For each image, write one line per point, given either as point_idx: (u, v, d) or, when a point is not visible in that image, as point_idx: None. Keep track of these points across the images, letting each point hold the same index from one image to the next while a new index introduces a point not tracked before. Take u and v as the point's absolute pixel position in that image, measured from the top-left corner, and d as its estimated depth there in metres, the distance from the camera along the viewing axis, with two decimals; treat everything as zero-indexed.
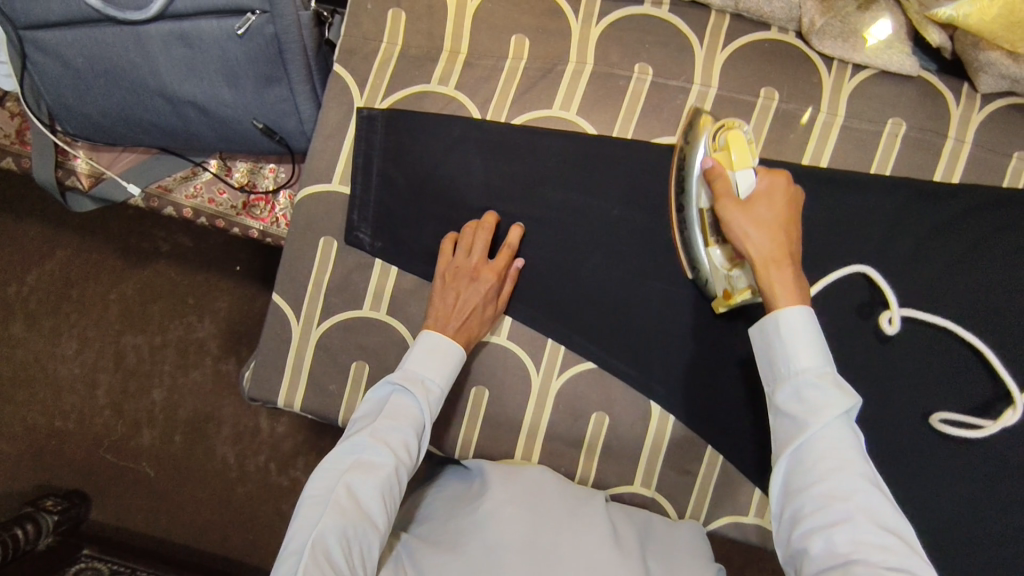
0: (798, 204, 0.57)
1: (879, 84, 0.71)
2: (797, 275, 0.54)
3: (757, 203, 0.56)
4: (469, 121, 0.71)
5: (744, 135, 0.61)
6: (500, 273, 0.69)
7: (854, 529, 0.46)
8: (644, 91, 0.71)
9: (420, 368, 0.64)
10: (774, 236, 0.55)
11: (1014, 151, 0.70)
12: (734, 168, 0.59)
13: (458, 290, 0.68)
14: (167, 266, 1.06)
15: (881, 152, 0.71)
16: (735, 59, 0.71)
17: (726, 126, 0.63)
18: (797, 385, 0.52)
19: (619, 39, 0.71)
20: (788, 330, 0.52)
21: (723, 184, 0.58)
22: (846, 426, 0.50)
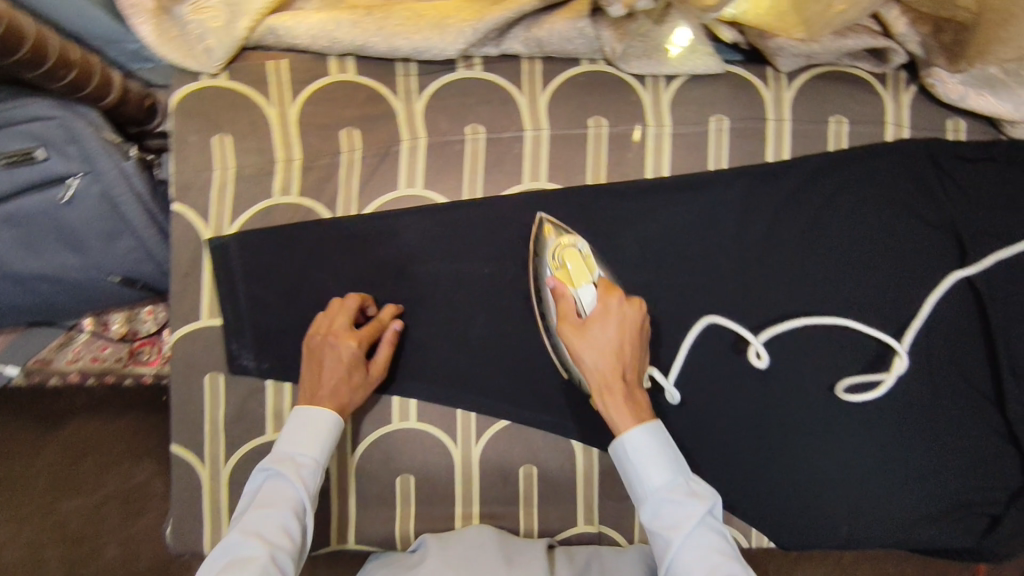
0: (633, 325, 0.62)
1: (693, 88, 0.75)
2: (630, 397, 0.61)
3: (592, 325, 0.62)
4: (321, 223, 0.72)
5: (580, 251, 0.68)
6: (364, 339, 0.68)
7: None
8: (481, 149, 0.73)
9: (288, 449, 0.63)
10: (605, 359, 0.61)
11: (828, 117, 0.75)
12: (575, 285, 0.65)
13: (321, 359, 0.67)
14: (87, 419, 1.02)
15: (713, 149, 0.75)
16: (557, 99, 0.74)
17: (560, 246, 0.68)
18: (653, 507, 0.58)
19: (444, 107, 0.73)
20: (636, 454, 0.59)
21: (566, 302, 0.65)
22: (703, 529, 0.56)
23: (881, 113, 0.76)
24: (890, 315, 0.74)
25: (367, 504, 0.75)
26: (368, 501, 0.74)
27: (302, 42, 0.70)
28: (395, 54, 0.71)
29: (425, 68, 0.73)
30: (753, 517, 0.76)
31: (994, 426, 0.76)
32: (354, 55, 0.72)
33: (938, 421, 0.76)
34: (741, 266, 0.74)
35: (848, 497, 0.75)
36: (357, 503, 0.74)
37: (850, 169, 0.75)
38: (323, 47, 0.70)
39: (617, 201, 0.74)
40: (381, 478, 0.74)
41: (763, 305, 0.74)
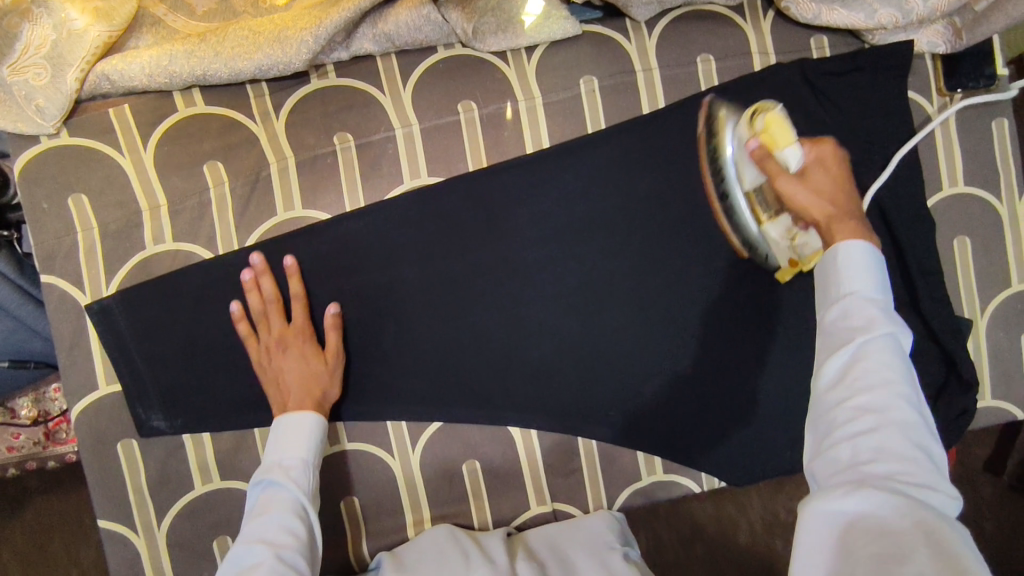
0: (848, 168, 0.56)
1: (555, 55, 0.74)
2: (862, 227, 0.52)
3: (813, 173, 0.55)
4: (203, 265, 0.69)
5: (782, 114, 0.57)
6: (306, 330, 0.67)
7: (892, 443, 0.42)
8: (354, 157, 0.71)
9: (274, 453, 0.63)
10: (832, 197, 0.53)
11: (695, 58, 0.75)
12: (779, 147, 0.55)
13: (277, 367, 0.66)
14: (44, 498, 0.97)
15: (588, 111, 0.74)
16: (421, 91, 0.72)
17: (759, 111, 0.59)
18: (848, 304, 0.46)
19: (306, 121, 0.70)
20: (845, 259, 0.48)
21: (773, 163, 0.55)
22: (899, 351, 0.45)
23: (745, 44, 0.76)
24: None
25: None
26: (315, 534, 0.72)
27: (139, 83, 0.67)
28: (239, 76, 0.68)
29: (276, 86, 0.70)
30: (703, 465, 0.75)
31: (912, 326, 0.77)
32: (199, 86, 0.69)
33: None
34: (637, 220, 0.74)
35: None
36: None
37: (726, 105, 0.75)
38: (162, 84, 0.67)
39: (503, 182, 0.73)
40: (322, 507, 0.72)
41: (665, 255, 0.74)
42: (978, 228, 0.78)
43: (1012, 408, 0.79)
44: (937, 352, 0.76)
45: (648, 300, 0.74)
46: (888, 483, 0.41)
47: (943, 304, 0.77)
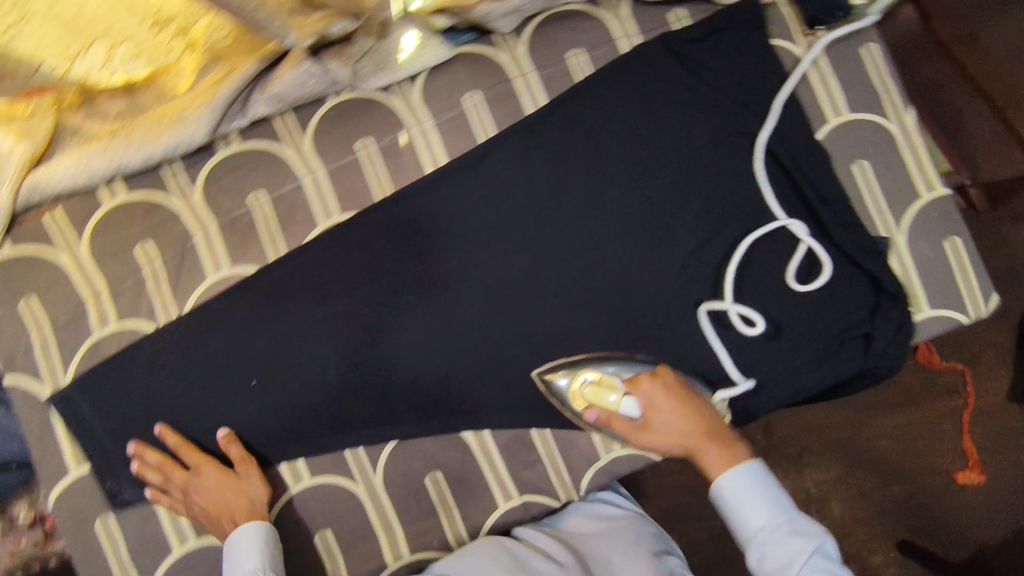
0: (677, 388, 0.72)
1: (435, 79, 0.79)
2: (715, 443, 0.70)
3: (655, 420, 0.71)
4: (149, 337, 0.74)
5: (602, 376, 0.74)
6: (207, 461, 0.72)
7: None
8: (270, 210, 0.76)
9: (241, 572, 0.66)
10: (681, 433, 0.70)
11: (564, 54, 0.80)
12: (615, 409, 0.72)
13: (198, 500, 0.71)
14: None
15: (476, 123, 0.79)
16: (319, 138, 0.78)
17: (578, 377, 0.75)
18: (762, 545, 0.64)
19: (221, 188, 0.76)
20: (735, 496, 0.66)
21: (617, 421, 0.72)
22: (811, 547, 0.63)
23: (607, 32, 0.81)
24: (688, 203, 0.80)
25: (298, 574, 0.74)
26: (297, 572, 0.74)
27: (65, 185, 0.74)
28: (152, 160, 0.74)
29: (188, 162, 0.76)
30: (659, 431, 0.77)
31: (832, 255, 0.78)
32: (119, 178, 0.76)
33: (780, 272, 0.78)
34: (542, 213, 0.79)
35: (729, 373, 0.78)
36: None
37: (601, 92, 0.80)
38: (86, 181, 0.74)
39: (410, 205, 0.78)
40: (301, 545, 0.75)
41: (574, 238, 0.80)
42: (873, 150, 0.81)
43: (954, 314, 0.79)
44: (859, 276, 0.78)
45: (568, 282, 0.79)
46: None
47: (853, 226, 0.79)
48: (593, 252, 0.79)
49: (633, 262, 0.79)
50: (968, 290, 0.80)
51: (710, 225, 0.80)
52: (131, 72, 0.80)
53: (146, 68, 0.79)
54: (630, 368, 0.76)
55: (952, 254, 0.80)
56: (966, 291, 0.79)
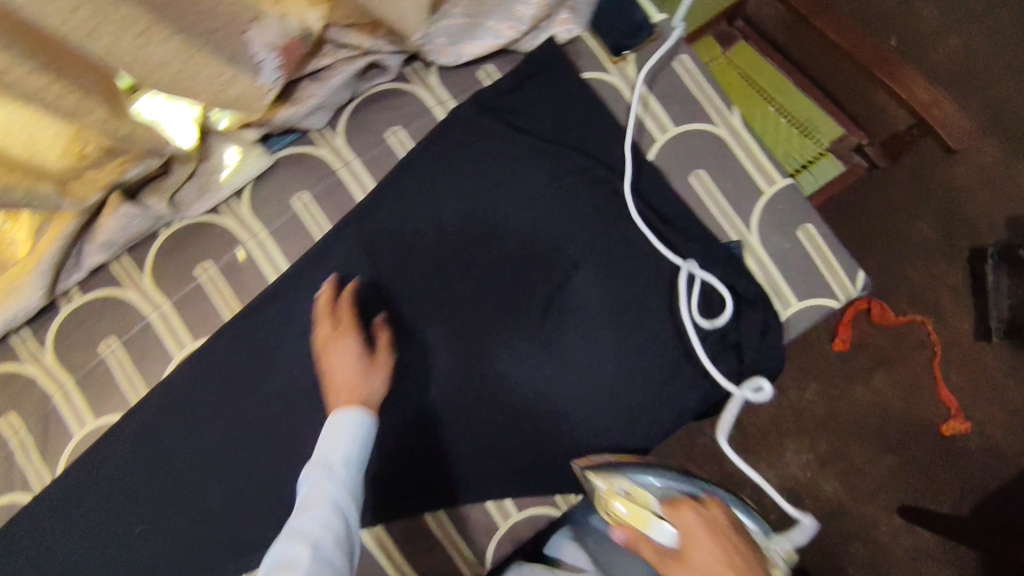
0: (727, 521, 0.56)
1: (261, 187, 0.80)
2: None
3: (693, 553, 0.53)
4: (26, 507, 0.75)
5: (631, 491, 0.59)
6: (352, 326, 0.72)
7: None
8: (122, 354, 0.77)
9: (323, 451, 0.61)
10: None
11: (382, 134, 0.80)
12: (644, 526, 0.57)
13: (328, 357, 0.70)
14: None
15: (309, 221, 0.79)
16: (158, 273, 0.78)
17: (610, 493, 0.60)
18: None
19: (70, 343, 0.77)
20: None
21: (643, 545, 0.57)
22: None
23: (420, 103, 0.81)
24: (535, 250, 0.79)
25: None
26: None
27: None
28: None
29: (35, 326, 0.78)
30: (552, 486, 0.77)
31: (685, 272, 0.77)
32: None
33: (639, 299, 0.78)
34: (393, 294, 0.79)
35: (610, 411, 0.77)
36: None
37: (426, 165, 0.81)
38: None
39: (261, 316, 0.78)
40: None
41: (433, 312, 0.79)
42: (705, 159, 0.81)
43: (821, 301, 0.79)
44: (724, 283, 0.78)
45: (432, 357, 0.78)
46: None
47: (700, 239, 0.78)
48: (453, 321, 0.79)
49: (494, 323, 0.79)
50: (832, 275, 0.79)
51: (562, 268, 0.79)
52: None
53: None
54: (683, 487, 0.62)
55: (806, 242, 0.79)
56: (829, 275, 0.79)
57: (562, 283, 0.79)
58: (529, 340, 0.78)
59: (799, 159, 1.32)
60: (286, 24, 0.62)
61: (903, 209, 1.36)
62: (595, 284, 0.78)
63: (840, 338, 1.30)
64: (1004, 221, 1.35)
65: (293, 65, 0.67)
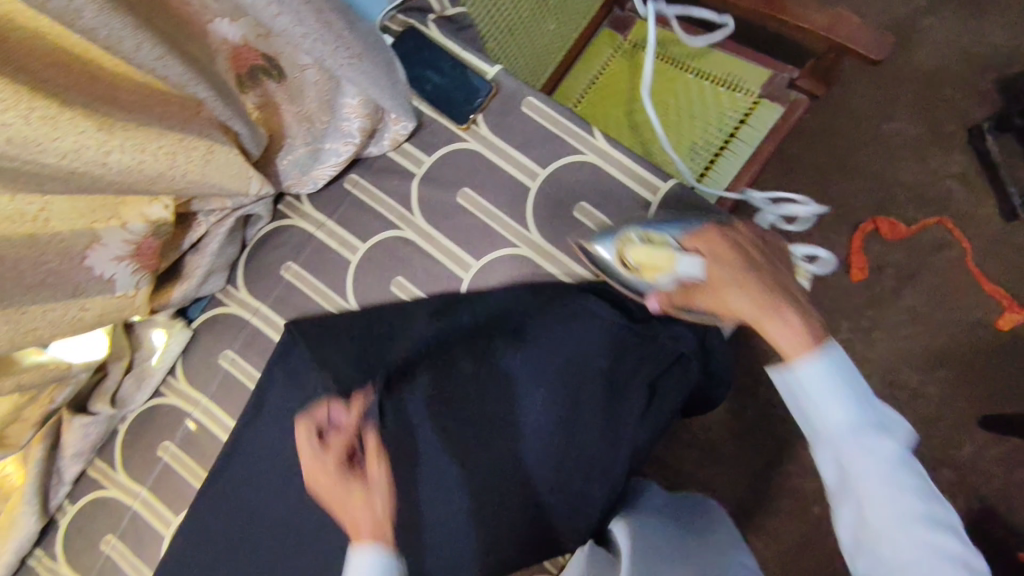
0: (751, 249, 0.69)
1: (192, 358, 0.86)
2: (790, 307, 0.62)
3: (720, 274, 0.67)
4: None
5: (660, 234, 0.71)
6: (336, 452, 0.63)
7: (906, 550, 0.53)
8: (122, 547, 0.83)
9: None
10: (749, 293, 0.64)
11: (279, 271, 0.85)
12: (671, 269, 0.69)
13: (326, 487, 0.61)
14: None
15: (243, 376, 0.84)
16: (127, 464, 0.85)
17: (621, 253, 0.73)
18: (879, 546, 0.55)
19: (75, 550, 0.85)
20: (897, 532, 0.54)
21: (677, 289, 0.69)
22: (794, 392, 0.61)
23: (304, 231, 0.85)
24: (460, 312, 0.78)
25: None
26: None
27: None
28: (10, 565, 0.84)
29: (44, 544, 0.86)
30: (598, 422, 0.71)
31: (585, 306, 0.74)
32: None
33: (548, 353, 0.73)
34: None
35: (606, 412, 0.71)
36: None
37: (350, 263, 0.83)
38: None
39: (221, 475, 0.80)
40: None
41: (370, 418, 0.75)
42: (584, 190, 0.81)
43: None
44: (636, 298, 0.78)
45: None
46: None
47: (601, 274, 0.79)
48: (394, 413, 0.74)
49: (431, 406, 0.74)
50: None
51: (486, 336, 0.76)
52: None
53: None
54: (691, 226, 0.71)
55: None
56: None
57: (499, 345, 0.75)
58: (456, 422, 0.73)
59: (705, 151, 1.15)
60: (128, 230, 0.65)
61: (875, 115, 1.25)
62: (520, 338, 0.74)
63: (856, 267, 1.19)
64: (993, 83, 1.23)
65: (155, 260, 0.70)
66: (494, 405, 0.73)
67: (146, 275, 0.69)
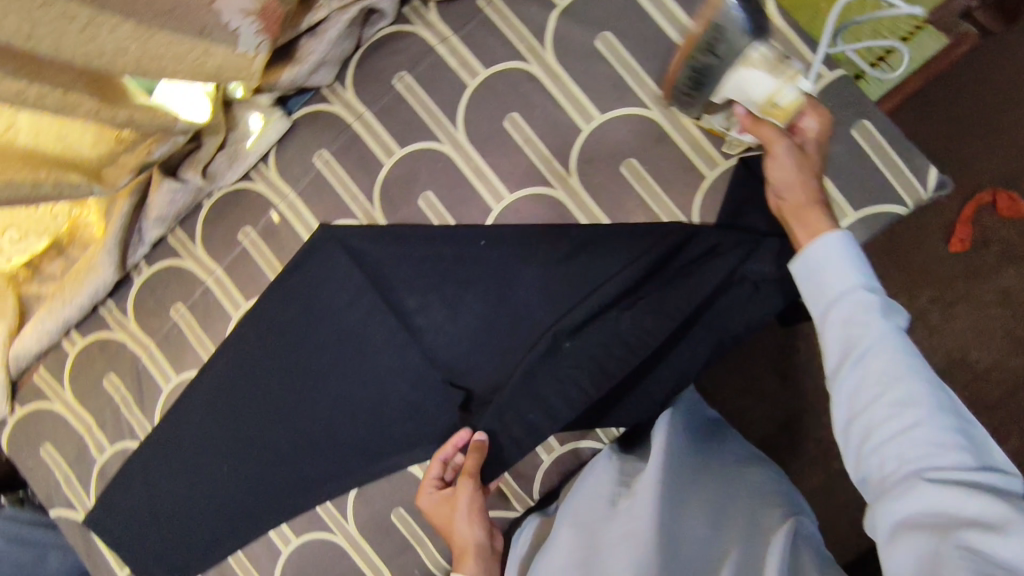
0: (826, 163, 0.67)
1: (287, 150, 0.83)
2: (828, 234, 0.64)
3: (808, 147, 0.65)
4: (135, 451, 0.88)
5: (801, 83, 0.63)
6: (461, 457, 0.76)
7: (923, 439, 0.48)
8: (189, 317, 0.86)
9: None
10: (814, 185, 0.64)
11: (390, 79, 0.80)
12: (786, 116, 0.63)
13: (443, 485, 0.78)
14: None
15: (333, 179, 0.82)
16: (207, 241, 0.85)
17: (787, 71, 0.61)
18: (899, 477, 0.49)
19: (146, 308, 0.87)
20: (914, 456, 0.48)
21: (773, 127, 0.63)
22: (819, 282, 0.57)
23: (425, 42, 0.79)
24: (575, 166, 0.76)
25: None
26: None
27: (34, 347, 0.89)
28: (85, 307, 0.88)
29: (117, 296, 0.89)
30: (686, 348, 0.74)
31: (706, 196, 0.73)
32: (72, 327, 0.90)
33: (653, 235, 0.73)
34: (419, 238, 0.78)
35: (696, 310, 0.72)
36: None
37: (465, 88, 0.78)
38: (48, 339, 0.89)
39: (300, 272, 0.82)
40: None
41: (462, 259, 0.78)
42: None
43: (886, 207, 0.69)
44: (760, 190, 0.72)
45: (459, 304, 0.78)
46: (992, 518, 0.44)
47: (723, 164, 0.73)
48: (498, 266, 0.77)
49: (527, 274, 0.76)
50: (896, 177, 0.69)
51: (597, 236, 0.74)
52: (25, 249, 0.83)
53: (44, 239, 0.84)
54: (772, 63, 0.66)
55: (863, 142, 0.70)
56: (888, 173, 0.69)
57: (610, 251, 0.74)
58: (546, 277, 0.75)
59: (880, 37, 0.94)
60: None
61: None
62: (633, 246, 0.73)
63: (958, 239, 1.03)
64: None
65: (277, 28, 0.66)
66: (584, 273, 0.75)
67: (267, 41, 0.66)
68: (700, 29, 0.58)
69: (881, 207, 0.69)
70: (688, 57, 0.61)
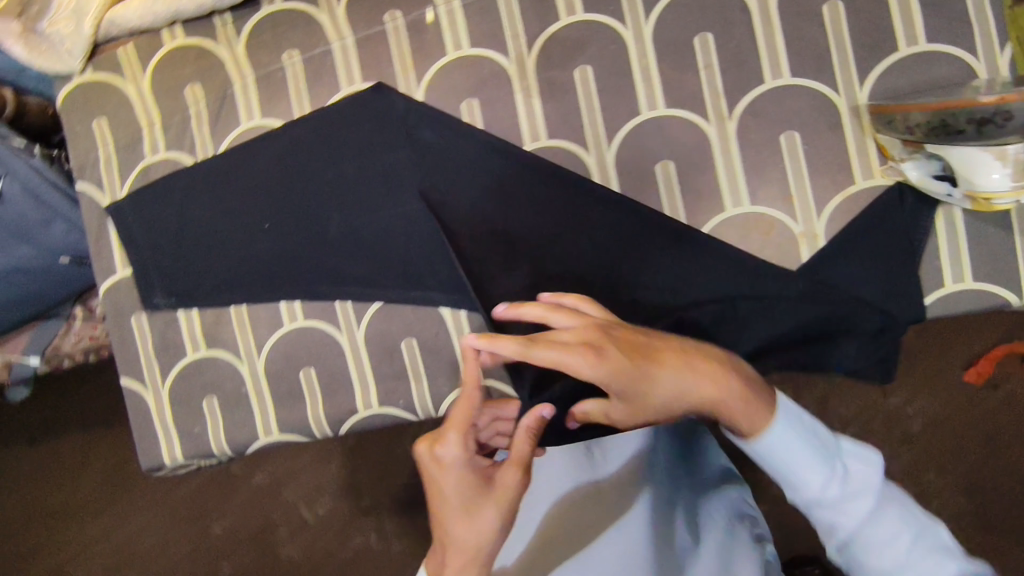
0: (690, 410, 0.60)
1: None
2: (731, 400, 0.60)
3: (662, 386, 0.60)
4: (187, 169, 0.85)
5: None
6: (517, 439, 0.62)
7: (839, 503, 0.60)
8: (300, 70, 0.83)
9: None
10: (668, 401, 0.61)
11: None
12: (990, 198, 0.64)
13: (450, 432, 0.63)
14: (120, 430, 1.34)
15: (504, 8, 0.78)
16: (352, 5, 0.81)
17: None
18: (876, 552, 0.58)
19: (261, 41, 0.84)
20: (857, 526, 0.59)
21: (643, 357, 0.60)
22: (767, 452, 0.61)
23: None
24: (739, 114, 0.73)
25: (280, 398, 0.84)
26: (282, 396, 0.84)
27: (134, 23, 0.85)
28: (203, 8, 0.83)
29: (236, 14, 0.85)
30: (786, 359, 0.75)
31: (843, 203, 0.71)
32: (178, 22, 0.86)
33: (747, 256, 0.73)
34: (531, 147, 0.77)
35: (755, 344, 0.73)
36: (226, 425, 0.85)
37: None
38: (151, 22, 0.85)
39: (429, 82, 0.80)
40: (287, 377, 0.83)
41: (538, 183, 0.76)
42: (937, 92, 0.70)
43: (998, 290, 0.69)
44: (900, 215, 0.70)
45: (518, 238, 0.77)
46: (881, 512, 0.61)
47: (879, 176, 0.71)
48: (564, 210, 0.76)
49: (640, 189, 0.75)
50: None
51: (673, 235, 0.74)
52: None
53: None
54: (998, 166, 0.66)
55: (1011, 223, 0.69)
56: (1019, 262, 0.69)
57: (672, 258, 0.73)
58: (658, 197, 0.75)
59: None
60: None
61: None
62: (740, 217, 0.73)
63: (978, 370, 1.05)
64: None
65: None
66: (689, 219, 0.74)
67: None
68: (1014, 99, 0.59)
69: (994, 287, 0.69)
70: (960, 107, 0.62)
